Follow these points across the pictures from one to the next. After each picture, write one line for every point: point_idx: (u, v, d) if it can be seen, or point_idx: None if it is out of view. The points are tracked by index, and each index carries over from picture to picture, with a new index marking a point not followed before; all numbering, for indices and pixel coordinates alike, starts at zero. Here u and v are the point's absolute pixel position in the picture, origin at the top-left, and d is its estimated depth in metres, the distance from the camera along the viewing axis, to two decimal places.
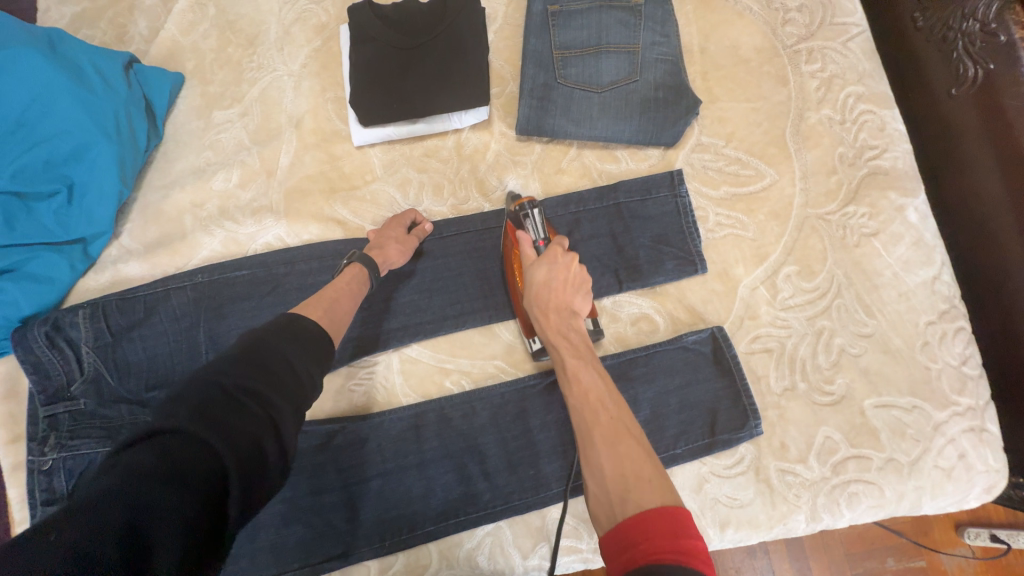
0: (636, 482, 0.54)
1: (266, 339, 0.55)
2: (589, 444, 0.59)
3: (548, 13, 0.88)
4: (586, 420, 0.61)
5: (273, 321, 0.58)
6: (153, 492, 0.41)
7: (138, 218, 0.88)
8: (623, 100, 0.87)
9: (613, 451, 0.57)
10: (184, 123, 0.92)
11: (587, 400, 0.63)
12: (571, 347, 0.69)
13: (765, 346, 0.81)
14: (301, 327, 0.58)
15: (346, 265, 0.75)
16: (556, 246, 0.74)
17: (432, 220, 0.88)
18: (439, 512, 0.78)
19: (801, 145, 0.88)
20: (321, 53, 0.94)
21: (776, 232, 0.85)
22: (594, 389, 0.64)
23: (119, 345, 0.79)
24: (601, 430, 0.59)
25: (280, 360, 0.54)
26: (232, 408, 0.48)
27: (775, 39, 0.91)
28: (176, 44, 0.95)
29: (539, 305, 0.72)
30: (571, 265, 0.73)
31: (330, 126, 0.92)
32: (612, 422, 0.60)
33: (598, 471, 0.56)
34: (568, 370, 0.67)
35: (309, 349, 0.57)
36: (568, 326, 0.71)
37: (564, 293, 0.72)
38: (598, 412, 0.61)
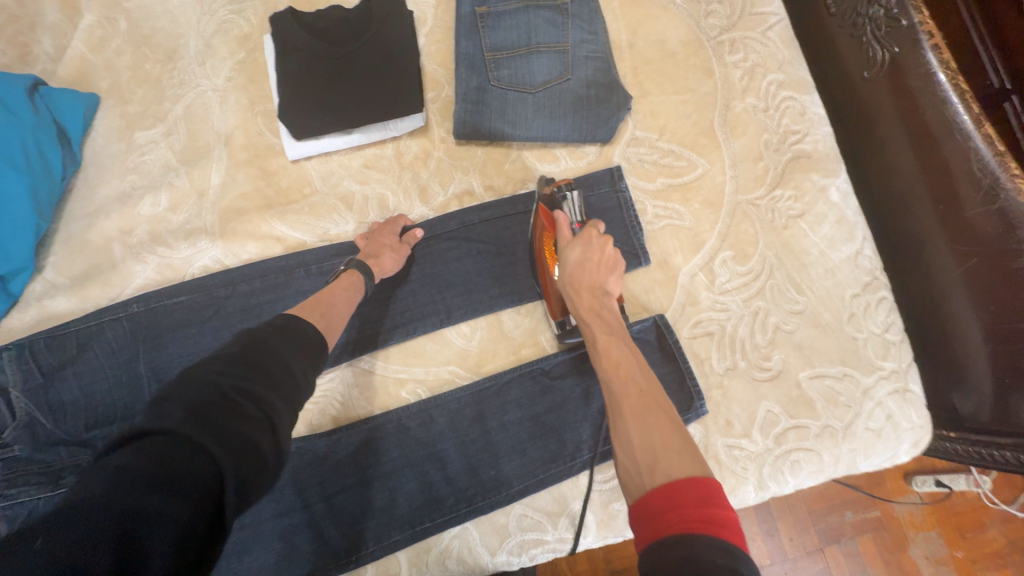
0: (663, 452, 0.55)
1: (264, 340, 0.56)
2: (618, 416, 0.61)
3: (476, 14, 0.88)
4: (619, 393, 0.63)
5: (270, 322, 0.59)
6: (148, 497, 0.40)
7: (62, 251, 0.84)
8: (557, 100, 0.88)
9: (642, 422, 0.59)
10: (104, 146, 0.88)
11: (619, 376, 0.65)
12: (603, 324, 0.72)
13: (706, 329, 0.85)
14: (299, 328, 0.60)
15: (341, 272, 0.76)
16: (591, 228, 0.78)
17: (418, 224, 0.88)
18: (404, 521, 0.78)
19: (729, 133, 0.91)
20: (246, 65, 0.91)
21: (710, 220, 0.88)
22: (624, 362, 0.67)
23: (52, 385, 0.76)
24: (631, 400, 0.62)
25: (278, 361, 0.55)
26: (229, 408, 0.48)
27: (699, 31, 0.94)
28: (87, 63, 0.90)
29: (574, 284, 0.75)
30: (604, 246, 0.78)
31: (261, 141, 0.89)
32: (641, 394, 0.62)
33: (626, 443, 0.58)
34: (600, 345, 0.69)
35: (306, 352, 0.58)
36: (600, 304, 0.74)
37: (597, 272, 0.76)
38: (629, 385, 0.64)
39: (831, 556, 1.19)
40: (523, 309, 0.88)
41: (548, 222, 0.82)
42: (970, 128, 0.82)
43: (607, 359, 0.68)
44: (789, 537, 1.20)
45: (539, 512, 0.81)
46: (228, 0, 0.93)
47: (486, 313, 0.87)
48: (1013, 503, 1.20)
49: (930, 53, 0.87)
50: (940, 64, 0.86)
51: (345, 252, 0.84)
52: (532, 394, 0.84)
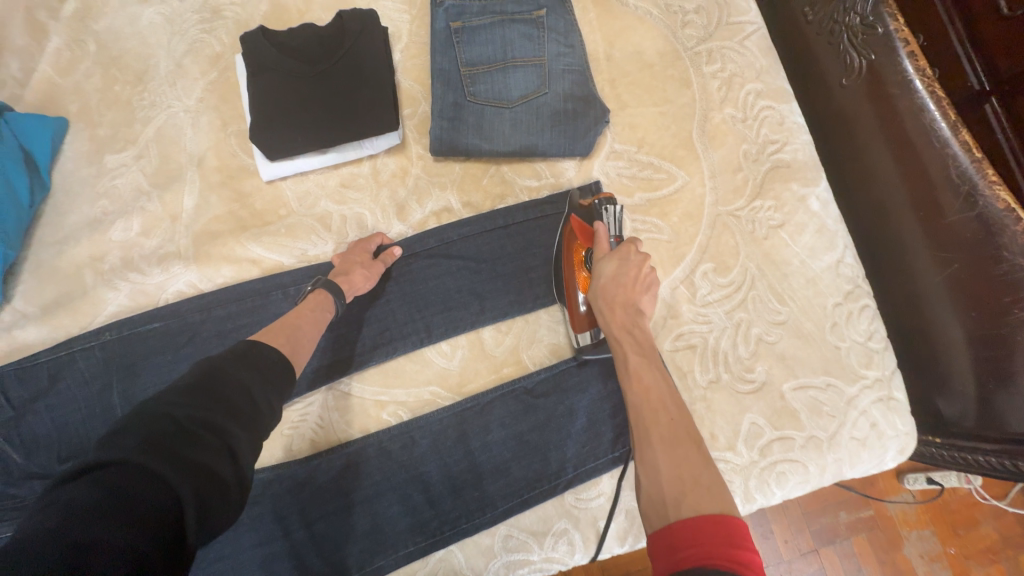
0: (692, 488, 0.54)
1: (224, 366, 0.55)
2: (645, 443, 0.60)
3: (451, 30, 0.87)
4: (647, 418, 0.63)
5: (230, 350, 0.58)
6: (100, 528, 0.39)
7: (32, 279, 0.82)
8: (534, 114, 0.87)
9: (670, 454, 0.58)
10: (74, 171, 0.86)
11: (648, 401, 0.64)
12: (634, 344, 0.71)
13: (689, 342, 0.85)
14: (262, 352, 0.59)
15: (311, 290, 0.75)
16: (629, 244, 0.77)
17: (397, 243, 0.87)
18: (386, 543, 0.78)
19: (708, 144, 0.91)
20: (218, 85, 0.90)
21: (691, 232, 0.88)
22: (655, 388, 0.65)
23: (24, 418, 0.75)
24: (658, 427, 0.61)
25: (238, 388, 0.53)
26: (187, 436, 0.47)
27: (676, 42, 0.94)
28: (56, 86, 0.88)
29: (606, 299, 0.74)
30: (642, 264, 0.76)
31: (235, 162, 0.88)
32: (670, 425, 0.61)
33: (654, 471, 0.57)
34: (630, 368, 0.69)
35: (268, 377, 0.57)
36: (633, 321, 0.73)
37: (632, 289, 0.75)
38: (659, 413, 0.63)
39: (826, 557, 1.19)
40: (504, 326, 0.87)
41: (583, 233, 0.82)
42: (948, 135, 0.82)
43: (636, 381, 0.67)
44: (785, 540, 1.19)
45: (525, 532, 0.80)
46: (199, 19, 0.91)
47: (467, 330, 0.85)
48: (1004, 499, 1.21)
49: (906, 60, 0.87)
50: (917, 70, 0.86)
51: (319, 273, 0.82)
52: (515, 413, 0.83)
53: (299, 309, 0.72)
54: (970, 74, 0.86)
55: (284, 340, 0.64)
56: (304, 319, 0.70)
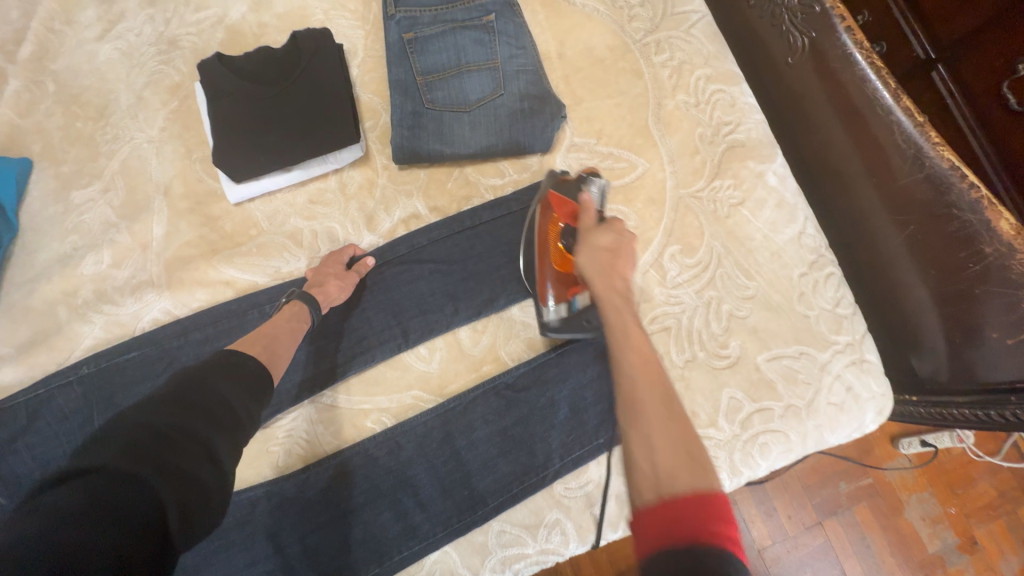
0: (683, 460, 0.49)
1: (203, 376, 0.55)
2: (635, 417, 0.54)
3: (404, 40, 0.89)
4: (640, 391, 0.56)
5: (208, 360, 0.59)
6: (84, 534, 0.39)
7: (6, 320, 0.83)
8: (492, 116, 0.89)
9: (664, 429, 0.52)
10: (41, 209, 0.87)
11: (642, 370, 0.58)
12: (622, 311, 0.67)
13: (663, 324, 0.86)
14: (241, 364, 0.60)
15: (286, 303, 0.76)
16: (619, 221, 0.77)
17: (369, 252, 0.88)
18: (382, 551, 0.78)
19: (664, 131, 0.93)
20: (179, 113, 0.91)
21: (655, 217, 0.90)
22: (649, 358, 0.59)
23: (5, 460, 0.75)
24: (652, 398, 0.55)
25: (217, 397, 0.54)
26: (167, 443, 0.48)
27: (624, 35, 0.96)
28: (18, 128, 0.89)
29: (602, 267, 0.71)
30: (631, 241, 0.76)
31: (201, 187, 0.89)
32: (663, 397, 0.55)
33: (648, 443, 0.51)
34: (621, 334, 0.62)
35: (247, 388, 0.58)
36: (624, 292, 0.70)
37: (625, 261, 0.73)
38: (653, 382, 0.56)
39: (830, 529, 1.21)
40: (481, 325, 0.88)
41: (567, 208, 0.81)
42: (889, 103, 0.85)
43: (627, 362, 0.59)
44: (788, 515, 1.20)
45: (519, 526, 0.81)
46: (156, 51, 0.93)
47: (444, 332, 0.87)
48: (997, 454, 1.23)
49: (844, 35, 0.90)
50: (855, 44, 0.89)
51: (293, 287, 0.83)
52: (498, 408, 0.84)
53: (273, 323, 0.72)
54: (915, 46, 0.97)
55: (258, 351, 0.65)
56: (277, 331, 0.70)
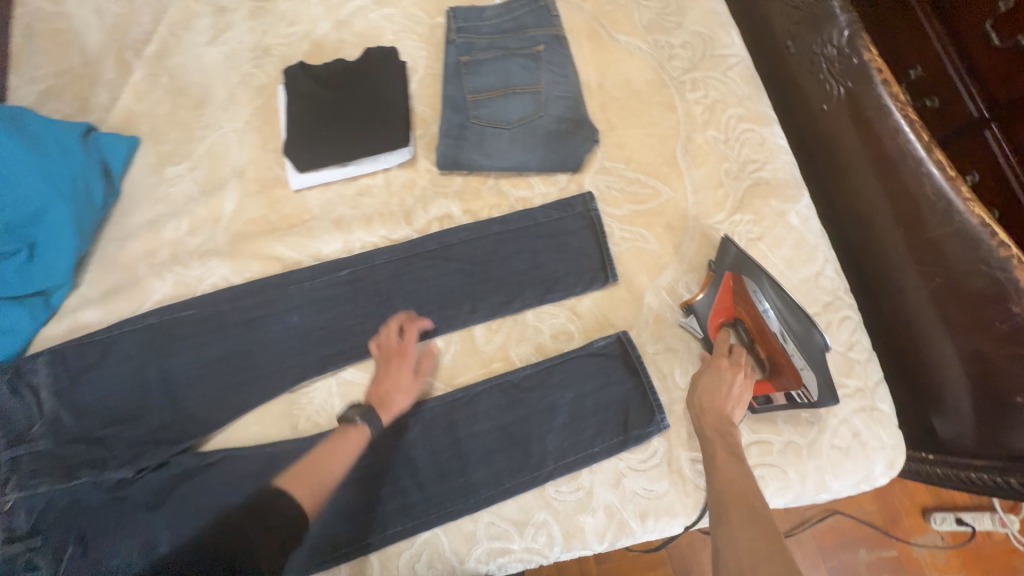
0: (765, 559, 0.58)
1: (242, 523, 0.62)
2: (724, 520, 0.66)
3: (460, 63, 1.01)
4: (727, 502, 0.67)
5: (258, 494, 0.66)
6: None
7: (96, 268, 0.97)
8: (530, 134, 0.97)
9: (749, 536, 0.62)
10: (139, 179, 1.02)
11: (732, 487, 0.69)
12: (726, 445, 0.74)
13: (669, 346, 0.89)
14: (280, 506, 0.64)
15: (351, 425, 0.80)
16: (720, 358, 0.81)
17: (401, 245, 0.97)
18: (377, 522, 0.83)
19: (691, 163, 0.98)
20: (261, 109, 1.05)
21: (673, 243, 0.93)
22: (739, 478, 0.70)
23: (77, 387, 0.89)
24: (737, 508, 0.66)
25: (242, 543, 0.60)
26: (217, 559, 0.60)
27: (663, 72, 1.03)
28: (133, 111, 1.06)
29: (697, 411, 0.78)
30: (733, 374, 0.79)
31: (269, 174, 1.01)
32: (746, 507, 0.66)
33: (733, 543, 0.62)
34: (716, 460, 0.73)
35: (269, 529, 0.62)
36: (726, 428, 0.75)
37: (724, 402, 0.77)
38: (731, 496, 0.68)
39: None
40: (495, 324, 0.93)
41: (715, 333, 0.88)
42: (922, 156, 0.86)
43: (716, 474, 0.71)
44: None
45: (507, 521, 0.84)
46: (251, 57, 1.09)
47: (460, 327, 0.93)
48: None
49: (881, 87, 0.93)
50: (891, 96, 0.91)
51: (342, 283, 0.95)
52: (501, 405, 0.88)
53: (330, 453, 0.77)
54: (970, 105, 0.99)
55: (304, 490, 0.70)
56: (331, 471, 0.75)
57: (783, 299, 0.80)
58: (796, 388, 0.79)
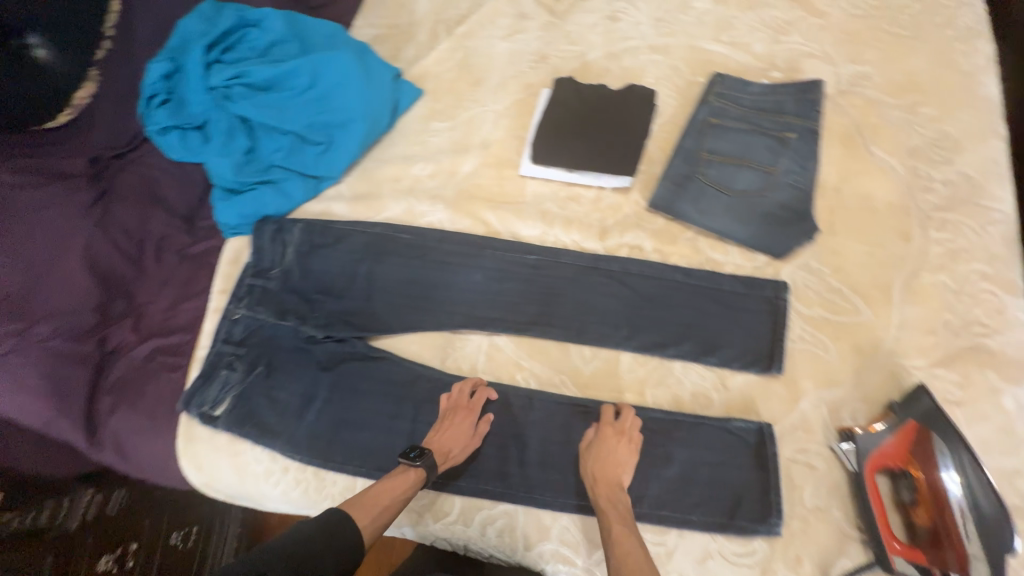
0: None
1: (319, 542, 0.69)
2: None
3: (708, 123, 1.10)
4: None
5: (328, 518, 0.73)
6: None
7: (356, 175, 1.22)
8: (748, 208, 1.01)
9: None
10: (411, 122, 1.26)
11: (625, 563, 0.71)
12: (618, 515, 0.79)
13: (809, 461, 0.85)
14: (344, 533, 0.72)
15: (414, 464, 0.84)
16: (608, 425, 0.88)
17: (587, 254, 1.06)
18: (473, 474, 0.93)
19: (908, 298, 0.92)
20: (522, 103, 1.23)
21: (855, 366, 0.89)
22: (633, 554, 0.72)
23: (311, 255, 1.13)
24: None
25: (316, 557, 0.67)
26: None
27: (911, 200, 0.99)
28: (428, 70, 1.32)
29: (596, 475, 0.84)
30: (619, 445, 0.86)
31: (506, 155, 1.18)
32: None
33: None
34: (613, 535, 0.76)
35: (337, 552, 0.69)
36: (616, 495, 0.82)
37: (609, 469, 0.84)
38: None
39: None
40: (642, 359, 0.97)
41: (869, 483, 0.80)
42: None
43: (618, 550, 0.73)
44: None
45: (582, 534, 0.88)
46: (531, 61, 1.29)
47: (609, 347, 0.99)
48: None
49: None
50: None
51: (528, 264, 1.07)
52: None
53: (394, 486, 0.82)
54: None
55: (368, 522, 0.76)
56: (394, 499, 0.80)
57: (980, 475, 0.72)
58: (956, 573, 0.70)
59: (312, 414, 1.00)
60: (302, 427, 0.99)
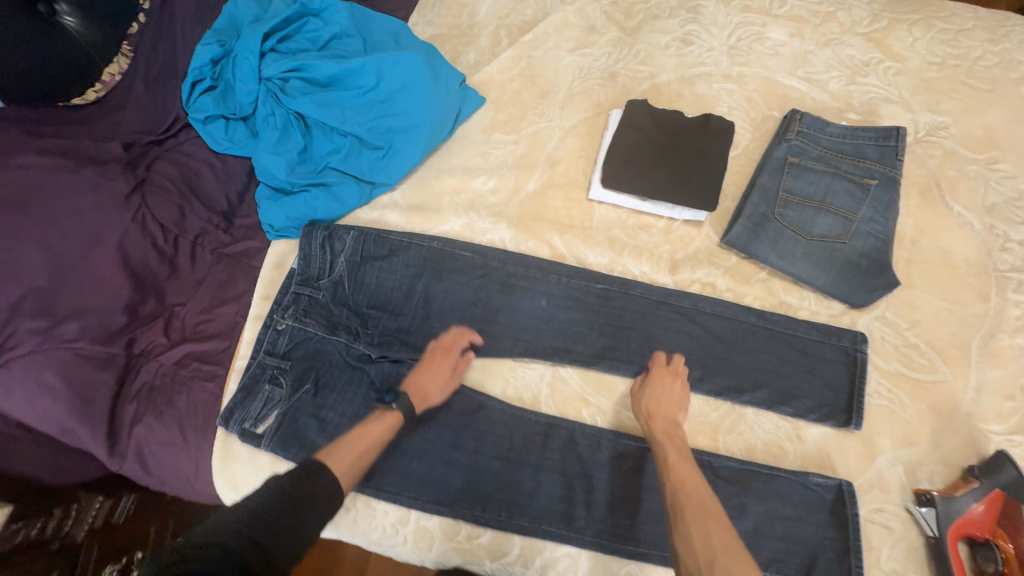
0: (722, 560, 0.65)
1: (308, 483, 0.67)
2: (681, 520, 0.71)
3: (788, 161, 1.06)
4: (682, 500, 0.74)
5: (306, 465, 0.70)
6: None
7: (412, 184, 1.16)
8: (827, 254, 0.99)
9: (703, 534, 0.68)
10: (471, 131, 1.20)
11: (683, 488, 0.76)
12: (674, 447, 0.83)
13: (887, 522, 0.84)
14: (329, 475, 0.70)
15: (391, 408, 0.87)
16: (659, 366, 0.94)
17: (659, 288, 1.02)
18: (538, 514, 0.89)
19: (986, 359, 0.92)
20: (589, 122, 1.19)
21: (933, 425, 0.89)
22: (690, 478, 0.77)
23: (364, 267, 1.04)
24: (692, 510, 0.72)
25: (311, 501, 0.65)
26: (276, 537, 0.59)
27: (988, 258, 0.99)
28: (491, 77, 1.25)
29: (648, 412, 0.89)
30: (673, 383, 0.92)
31: (573, 176, 1.14)
32: (703, 508, 0.72)
33: (688, 541, 0.68)
34: (670, 463, 0.80)
35: (324, 493, 0.68)
36: (672, 431, 0.86)
37: (668, 406, 0.89)
38: (691, 498, 0.74)
39: None
40: (714, 403, 0.94)
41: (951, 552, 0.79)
42: None
43: (675, 473, 0.78)
44: None
45: None
46: (599, 77, 1.23)
47: None
48: None
49: None
50: None
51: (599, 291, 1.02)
52: None
53: (371, 430, 0.83)
54: None
55: (349, 464, 0.76)
56: (371, 443, 0.81)
57: None
58: None
59: None
60: None
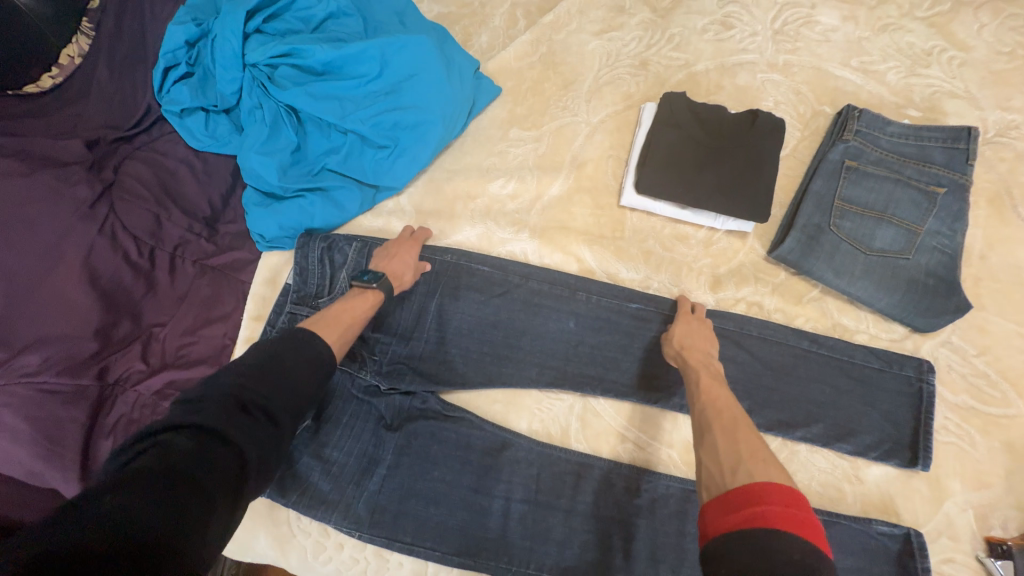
0: (750, 459, 0.56)
1: (281, 354, 0.62)
2: (706, 432, 0.63)
3: (844, 165, 0.94)
4: (709, 417, 0.65)
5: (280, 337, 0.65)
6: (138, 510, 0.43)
7: (421, 187, 1.03)
8: (889, 272, 0.89)
9: (731, 438, 0.60)
10: (486, 127, 1.07)
11: (712, 403, 0.67)
12: (708, 372, 0.74)
13: (954, 573, 0.78)
14: (310, 343, 0.66)
15: (368, 286, 0.81)
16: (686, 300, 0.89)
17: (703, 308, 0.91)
18: (570, 565, 0.80)
19: None
20: (619, 117, 1.06)
21: (1004, 465, 0.81)
22: (722, 398, 0.68)
23: None
24: (722, 419, 0.63)
25: (283, 377, 0.61)
26: (246, 421, 0.55)
27: None
28: (507, 64, 1.11)
29: (679, 343, 0.81)
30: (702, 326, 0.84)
31: (602, 180, 1.02)
32: (732, 419, 0.63)
33: (714, 449, 0.59)
34: (701, 386, 0.71)
35: (303, 368, 0.63)
36: (708, 361, 0.77)
37: (703, 343, 0.81)
38: (721, 411, 0.65)
39: None
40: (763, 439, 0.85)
41: None
42: None
43: (704, 389, 0.70)
44: None
45: None
46: (629, 65, 1.09)
47: None
48: None
49: None
50: None
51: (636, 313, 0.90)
52: None
53: (351, 307, 0.78)
54: None
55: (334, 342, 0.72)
56: (355, 319, 0.77)
57: None
58: None
59: (376, 482, 0.83)
60: (363, 498, 0.82)
